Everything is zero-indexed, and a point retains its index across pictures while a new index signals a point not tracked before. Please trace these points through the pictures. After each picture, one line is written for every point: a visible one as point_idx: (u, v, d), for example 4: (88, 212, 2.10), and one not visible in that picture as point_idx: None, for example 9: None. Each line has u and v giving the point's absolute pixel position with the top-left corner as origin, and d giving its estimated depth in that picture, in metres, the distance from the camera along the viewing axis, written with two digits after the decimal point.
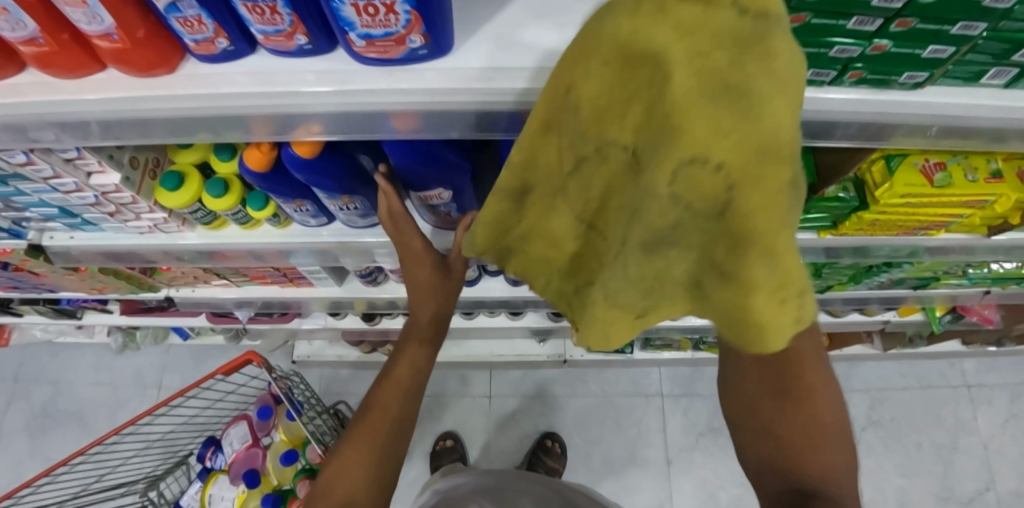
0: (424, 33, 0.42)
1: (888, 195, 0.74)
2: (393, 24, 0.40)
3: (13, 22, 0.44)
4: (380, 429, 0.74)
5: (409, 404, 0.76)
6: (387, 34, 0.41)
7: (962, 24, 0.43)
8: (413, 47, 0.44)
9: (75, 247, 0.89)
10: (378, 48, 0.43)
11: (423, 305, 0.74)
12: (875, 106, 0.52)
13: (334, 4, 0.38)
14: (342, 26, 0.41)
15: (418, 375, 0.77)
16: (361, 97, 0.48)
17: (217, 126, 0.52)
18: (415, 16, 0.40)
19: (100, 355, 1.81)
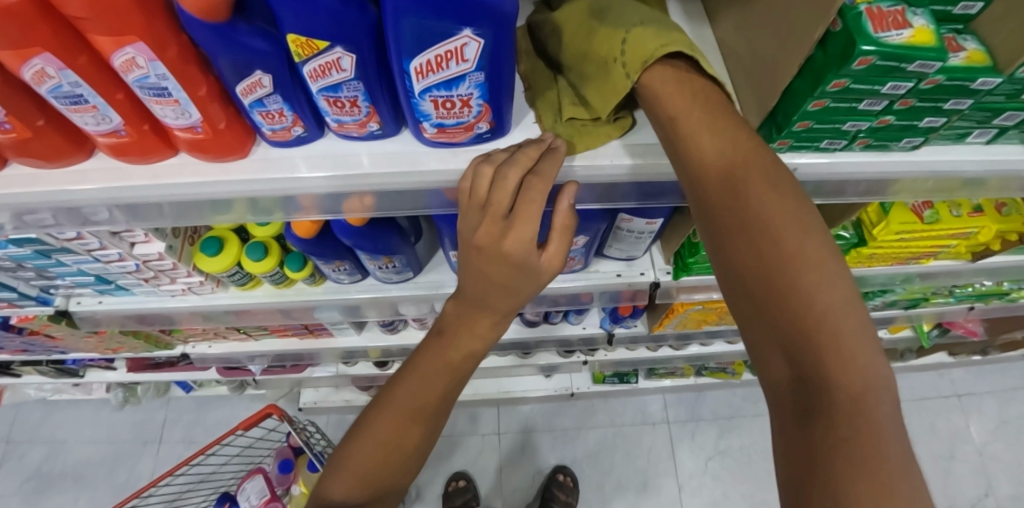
0: (491, 120, 0.47)
1: (885, 232, 0.81)
2: (466, 114, 0.45)
3: (100, 118, 0.47)
4: (377, 463, 0.57)
5: (417, 439, 0.58)
6: (459, 123, 0.46)
7: (954, 101, 0.50)
8: (479, 132, 0.49)
9: (102, 311, 0.89)
10: (447, 134, 0.48)
11: (469, 336, 0.56)
12: (879, 168, 0.58)
13: (413, 100, 0.44)
14: (418, 117, 0.46)
15: (437, 410, 0.58)
16: (431, 176, 0.53)
17: (285, 203, 0.57)
18: (486, 108, 0.45)
19: (100, 411, 1.73)
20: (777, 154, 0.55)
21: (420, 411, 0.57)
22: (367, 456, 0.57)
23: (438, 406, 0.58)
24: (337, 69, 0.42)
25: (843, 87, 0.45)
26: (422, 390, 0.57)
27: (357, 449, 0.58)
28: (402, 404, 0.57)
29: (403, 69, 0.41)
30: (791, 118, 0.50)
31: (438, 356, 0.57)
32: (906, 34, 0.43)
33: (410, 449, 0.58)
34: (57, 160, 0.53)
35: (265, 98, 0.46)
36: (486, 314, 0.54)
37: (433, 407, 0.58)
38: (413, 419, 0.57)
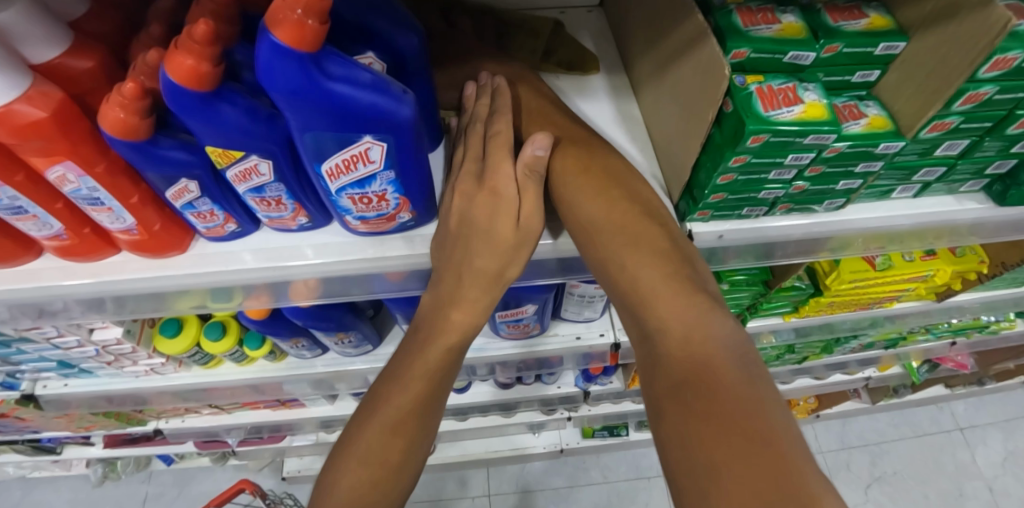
0: (411, 210, 0.52)
1: (837, 281, 0.82)
2: (385, 206, 0.50)
3: (41, 224, 0.49)
4: (356, 486, 0.52)
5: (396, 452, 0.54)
6: (380, 214, 0.51)
7: (864, 164, 0.52)
8: (402, 220, 0.53)
9: (68, 394, 0.88)
10: (371, 224, 0.53)
11: (447, 314, 0.56)
12: (807, 230, 0.59)
13: (331, 197, 0.49)
14: (341, 211, 0.51)
15: (424, 415, 0.55)
16: (363, 262, 0.55)
17: (228, 293, 0.58)
18: (403, 200, 0.50)
19: (79, 488, 1.66)
20: (701, 223, 0.56)
21: (399, 418, 0.54)
22: (347, 480, 0.52)
23: (429, 413, 0.56)
24: (256, 174, 0.46)
25: (745, 161, 0.48)
26: (400, 395, 0.55)
27: (335, 476, 0.53)
28: (378, 419, 0.54)
29: (316, 170, 0.46)
30: (705, 190, 0.52)
31: (422, 351, 0.56)
32: (776, 28, 0.47)
33: (389, 472, 0.53)
34: (6, 261, 0.54)
35: (194, 201, 0.49)
36: (463, 287, 0.54)
37: (417, 412, 0.55)
38: (398, 428, 0.54)
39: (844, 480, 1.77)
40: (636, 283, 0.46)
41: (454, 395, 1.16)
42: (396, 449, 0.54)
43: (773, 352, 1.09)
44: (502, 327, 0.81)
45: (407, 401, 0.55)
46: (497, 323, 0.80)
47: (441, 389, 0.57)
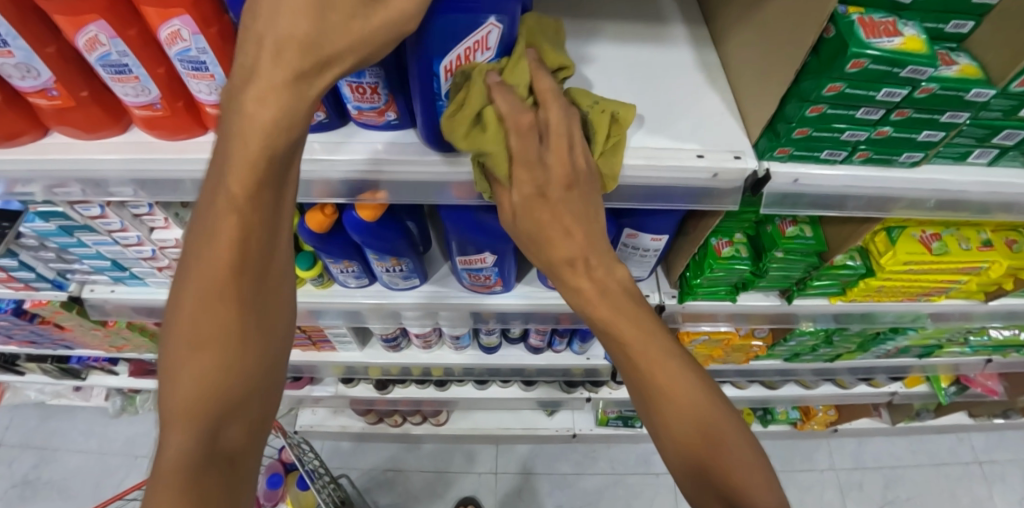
0: None
1: (892, 262, 0.80)
2: None
3: (139, 89, 0.51)
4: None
5: (206, 439, 0.42)
6: None
7: (950, 113, 0.52)
8: None
9: (113, 300, 0.90)
10: None
11: (208, 251, 0.41)
12: (881, 183, 0.59)
13: (439, 102, 0.48)
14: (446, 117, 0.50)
15: (249, 373, 0.44)
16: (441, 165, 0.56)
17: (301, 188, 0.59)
18: None
19: (93, 420, 1.67)
20: (778, 164, 0.56)
21: (190, 405, 0.42)
22: (187, 384, 0.42)
23: (244, 368, 0.44)
24: None
25: (838, 91, 0.47)
26: (208, 288, 0.42)
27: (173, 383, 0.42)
28: (189, 312, 0.42)
29: (433, 69, 0.45)
30: (791, 124, 0.51)
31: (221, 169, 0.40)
32: None
33: (240, 367, 0.44)
34: (93, 131, 0.57)
35: None
36: (231, 211, 0.40)
37: (233, 268, 0.41)
38: (222, 290, 0.42)
39: (856, 499, 1.69)
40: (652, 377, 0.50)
41: (482, 355, 1.15)
42: (201, 444, 0.42)
43: (809, 343, 1.07)
44: None
45: (202, 376, 0.42)
46: None
47: (257, 330, 0.45)
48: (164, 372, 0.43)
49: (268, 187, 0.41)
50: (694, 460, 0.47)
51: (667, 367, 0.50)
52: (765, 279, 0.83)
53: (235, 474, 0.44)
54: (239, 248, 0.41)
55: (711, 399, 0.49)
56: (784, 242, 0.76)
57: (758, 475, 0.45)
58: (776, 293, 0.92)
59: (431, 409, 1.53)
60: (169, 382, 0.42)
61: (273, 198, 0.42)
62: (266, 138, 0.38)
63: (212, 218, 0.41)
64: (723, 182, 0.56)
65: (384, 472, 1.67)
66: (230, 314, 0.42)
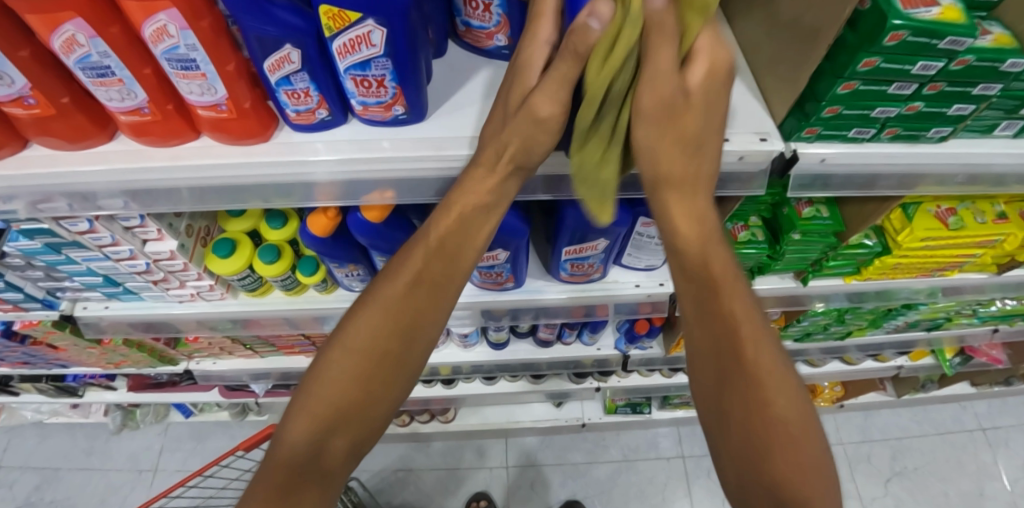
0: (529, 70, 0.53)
1: (910, 239, 0.79)
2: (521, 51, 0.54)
3: (125, 92, 0.47)
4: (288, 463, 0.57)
5: (327, 427, 0.57)
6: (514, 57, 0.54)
7: (983, 85, 0.50)
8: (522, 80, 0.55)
9: (107, 317, 0.86)
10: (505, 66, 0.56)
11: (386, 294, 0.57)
12: (910, 159, 0.57)
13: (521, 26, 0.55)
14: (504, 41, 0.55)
15: (384, 388, 0.58)
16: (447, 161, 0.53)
17: (298, 191, 0.55)
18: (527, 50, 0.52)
19: (94, 436, 1.63)
20: (806, 145, 0.53)
21: (331, 397, 0.57)
22: (336, 378, 0.57)
23: (383, 383, 0.58)
24: (366, 44, 0.42)
25: (874, 66, 0.45)
26: (375, 316, 0.57)
27: (327, 369, 0.57)
28: (353, 328, 0.57)
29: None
30: (820, 103, 0.49)
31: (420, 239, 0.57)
32: None
33: (372, 383, 0.58)
34: (78, 140, 0.53)
35: (292, 75, 0.46)
36: (417, 261, 0.57)
37: (402, 309, 0.57)
38: (386, 320, 0.57)
39: (864, 472, 1.70)
40: (754, 354, 0.52)
41: (491, 352, 1.13)
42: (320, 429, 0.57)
43: (822, 322, 1.06)
44: (565, 266, 0.77)
45: (345, 383, 0.57)
46: (560, 262, 0.76)
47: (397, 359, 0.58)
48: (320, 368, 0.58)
49: (449, 255, 0.57)
50: (738, 402, 0.52)
51: (748, 315, 0.53)
52: (782, 262, 0.81)
53: (334, 462, 0.58)
54: (409, 291, 0.57)
55: (780, 354, 0.53)
56: (802, 224, 0.74)
57: (800, 454, 0.50)
58: (790, 275, 0.90)
59: (438, 407, 1.51)
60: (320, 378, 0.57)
61: (443, 264, 0.57)
62: (459, 219, 0.55)
63: (400, 262, 0.58)
64: (749, 165, 0.54)
65: (394, 472, 1.65)
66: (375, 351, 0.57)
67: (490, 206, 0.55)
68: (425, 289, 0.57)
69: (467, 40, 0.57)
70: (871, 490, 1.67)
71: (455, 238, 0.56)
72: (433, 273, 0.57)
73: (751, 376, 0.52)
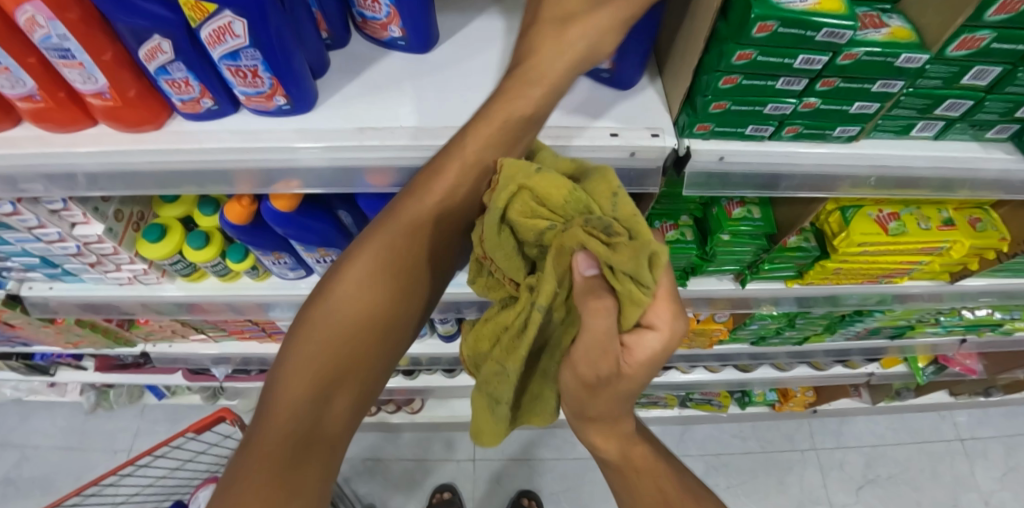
0: (401, 27, 0.54)
1: (846, 243, 0.77)
2: (379, 12, 0.53)
3: (13, 80, 0.48)
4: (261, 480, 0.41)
5: (312, 419, 0.43)
6: (375, 18, 0.54)
7: (882, 82, 0.48)
8: (394, 36, 0.56)
9: (53, 298, 0.88)
10: (370, 27, 0.56)
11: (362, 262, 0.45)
12: (815, 159, 0.56)
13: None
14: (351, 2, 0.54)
15: (362, 390, 0.46)
16: (326, 151, 0.53)
17: (192, 179, 0.56)
18: (393, 12, 0.52)
19: (72, 416, 1.67)
20: (700, 141, 0.53)
21: (296, 398, 0.43)
22: (305, 367, 0.43)
23: (363, 384, 0.46)
24: (231, 35, 0.43)
25: (750, 59, 0.44)
26: (350, 292, 0.45)
27: (289, 362, 0.44)
28: (325, 309, 0.45)
29: None
30: (707, 97, 0.48)
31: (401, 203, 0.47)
32: None
33: (353, 382, 0.45)
34: None
35: (168, 65, 0.46)
36: (403, 225, 0.46)
37: (388, 283, 0.45)
38: (370, 299, 0.45)
39: (836, 478, 1.68)
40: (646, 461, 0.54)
41: (443, 344, 1.14)
42: (284, 450, 0.42)
43: (773, 326, 1.05)
44: None
45: (306, 384, 0.43)
46: None
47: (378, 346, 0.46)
48: (283, 360, 0.44)
49: (443, 219, 0.46)
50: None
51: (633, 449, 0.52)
52: (715, 263, 0.81)
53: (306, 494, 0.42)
54: (391, 257, 0.46)
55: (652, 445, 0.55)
56: (729, 225, 0.74)
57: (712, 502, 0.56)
58: (730, 277, 0.89)
59: (404, 398, 1.52)
60: (282, 372, 0.44)
61: (422, 252, 0.46)
62: (444, 194, 0.45)
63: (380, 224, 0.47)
64: (642, 161, 0.53)
65: (363, 461, 1.67)
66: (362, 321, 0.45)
67: (461, 201, 0.46)
68: (408, 268, 0.46)
69: (367, 31, 0.57)
70: (841, 497, 1.65)
71: (444, 206, 0.46)
72: (421, 238, 0.46)
73: (652, 480, 0.54)
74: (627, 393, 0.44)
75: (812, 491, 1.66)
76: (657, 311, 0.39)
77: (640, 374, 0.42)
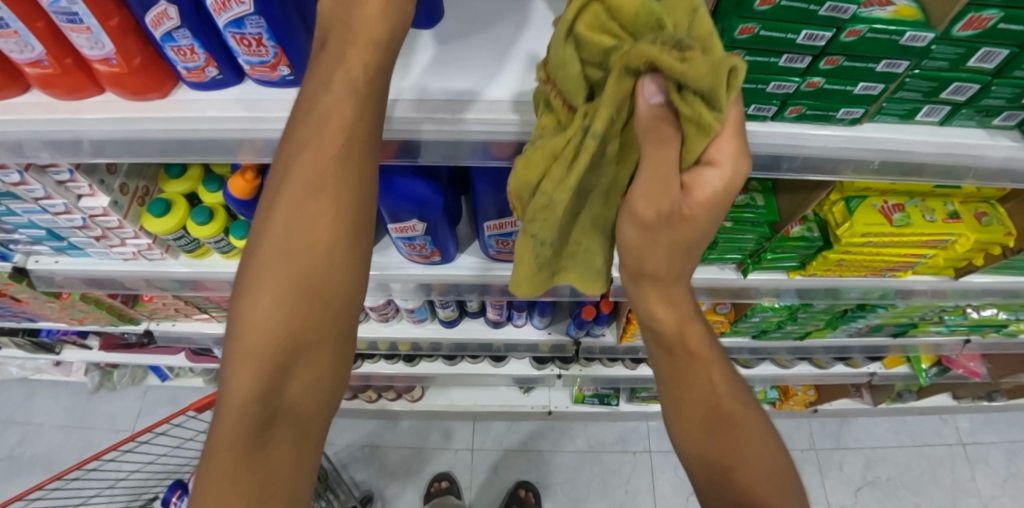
0: None
1: (850, 234, 0.76)
2: None
3: (22, 45, 0.49)
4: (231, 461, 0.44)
5: (271, 396, 0.45)
6: None
7: (886, 62, 0.48)
8: None
9: (58, 272, 0.89)
10: None
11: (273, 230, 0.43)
12: (817, 141, 0.56)
13: None
14: None
15: (323, 330, 0.45)
16: None
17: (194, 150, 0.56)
18: None
19: (76, 396, 1.69)
20: None
21: (260, 344, 0.43)
22: (263, 309, 0.43)
23: (324, 325, 0.45)
24: (236, 1, 0.43)
25: (752, 34, 0.44)
26: (291, 228, 0.43)
27: (246, 307, 0.44)
28: (266, 249, 0.44)
29: None
30: None
31: (309, 131, 0.42)
32: None
33: (316, 323, 0.45)
34: None
35: (173, 32, 0.47)
36: (318, 156, 0.42)
37: (320, 217, 0.43)
38: (308, 231, 0.43)
39: (835, 479, 1.67)
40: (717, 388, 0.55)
41: (443, 330, 1.14)
42: (263, 388, 0.44)
43: (774, 319, 1.04)
44: (491, 242, 0.77)
45: (269, 327, 0.43)
46: (485, 238, 0.76)
47: (329, 285, 0.45)
48: (235, 310, 0.44)
49: (357, 151, 0.43)
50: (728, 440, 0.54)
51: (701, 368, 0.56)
52: (717, 251, 0.81)
53: (301, 434, 0.47)
54: (317, 188, 0.43)
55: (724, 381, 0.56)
56: (731, 212, 0.74)
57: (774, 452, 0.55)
58: (732, 266, 0.89)
59: (404, 385, 1.53)
60: (240, 322, 0.44)
61: (341, 183, 0.43)
62: (343, 121, 0.42)
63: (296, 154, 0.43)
64: None
65: (362, 448, 1.67)
66: (299, 292, 0.44)
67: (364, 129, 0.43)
68: (334, 200, 0.43)
69: None
70: (839, 498, 1.64)
71: (352, 137, 0.42)
72: (334, 168, 0.43)
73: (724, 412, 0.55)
74: (688, 248, 0.49)
75: (810, 491, 1.65)
76: (722, 146, 0.41)
77: (702, 228, 0.47)
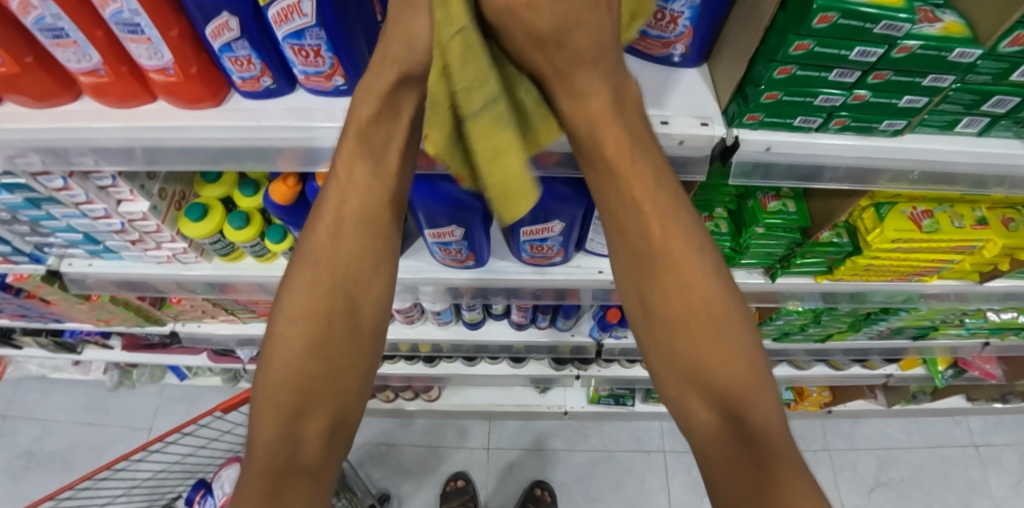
0: None
1: (880, 239, 0.77)
2: None
3: (80, 54, 0.49)
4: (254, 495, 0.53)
5: (290, 441, 0.54)
6: None
7: (933, 76, 0.48)
8: None
9: (91, 274, 0.90)
10: None
11: (296, 303, 0.55)
12: (859, 151, 0.56)
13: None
14: None
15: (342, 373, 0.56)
16: None
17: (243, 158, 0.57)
18: None
19: (94, 393, 1.70)
20: (748, 131, 0.54)
21: (284, 393, 0.53)
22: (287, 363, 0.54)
23: (342, 368, 0.56)
24: (298, 14, 0.44)
25: (807, 50, 0.45)
26: (312, 292, 0.55)
27: (273, 360, 0.54)
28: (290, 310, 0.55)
29: None
30: (759, 88, 0.48)
31: (324, 217, 0.55)
32: None
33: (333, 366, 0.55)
34: (44, 99, 0.55)
35: (232, 43, 0.48)
36: (333, 232, 0.55)
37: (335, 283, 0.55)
38: (326, 293, 0.55)
39: (848, 480, 1.68)
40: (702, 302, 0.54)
41: (466, 332, 1.15)
42: (285, 433, 0.54)
43: (797, 322, 1.05)
44: (525, 247, 0.78)
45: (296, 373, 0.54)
46: (519, 242, 0.77)
47: (344, 333, 0.56)
48: (263, 367, 0.55)
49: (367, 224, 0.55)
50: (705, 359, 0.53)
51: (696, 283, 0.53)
52: (747, 256, 0.82)
53: (316, 477, 0.56)
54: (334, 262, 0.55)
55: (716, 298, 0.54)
56: (764, 218, 0.74)
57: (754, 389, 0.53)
58: (759, 271, 0.90)
59: (422, 385, 1.54)
60: (268, 376, 0.54)
61: (357, 249, 0.55)
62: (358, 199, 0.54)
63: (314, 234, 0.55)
64: (690, 150, 0.54)
65: (378, 446, 1.69)
66: (315, 346, 0.54)
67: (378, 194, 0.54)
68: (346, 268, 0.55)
69: None
70: (852, 498, 1.65)
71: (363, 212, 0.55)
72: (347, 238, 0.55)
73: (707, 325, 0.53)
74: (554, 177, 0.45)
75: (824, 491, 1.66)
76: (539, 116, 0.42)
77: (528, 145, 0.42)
